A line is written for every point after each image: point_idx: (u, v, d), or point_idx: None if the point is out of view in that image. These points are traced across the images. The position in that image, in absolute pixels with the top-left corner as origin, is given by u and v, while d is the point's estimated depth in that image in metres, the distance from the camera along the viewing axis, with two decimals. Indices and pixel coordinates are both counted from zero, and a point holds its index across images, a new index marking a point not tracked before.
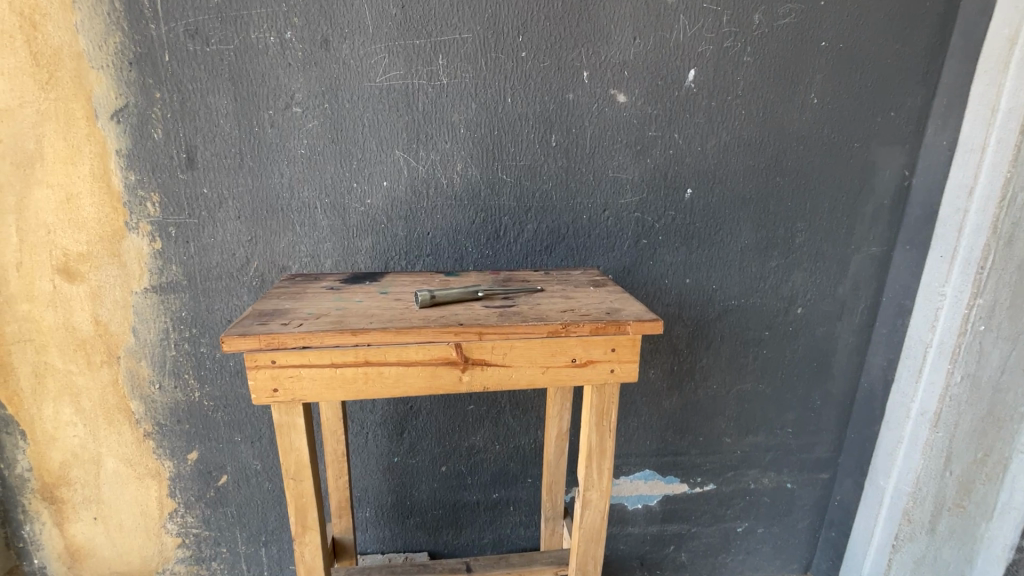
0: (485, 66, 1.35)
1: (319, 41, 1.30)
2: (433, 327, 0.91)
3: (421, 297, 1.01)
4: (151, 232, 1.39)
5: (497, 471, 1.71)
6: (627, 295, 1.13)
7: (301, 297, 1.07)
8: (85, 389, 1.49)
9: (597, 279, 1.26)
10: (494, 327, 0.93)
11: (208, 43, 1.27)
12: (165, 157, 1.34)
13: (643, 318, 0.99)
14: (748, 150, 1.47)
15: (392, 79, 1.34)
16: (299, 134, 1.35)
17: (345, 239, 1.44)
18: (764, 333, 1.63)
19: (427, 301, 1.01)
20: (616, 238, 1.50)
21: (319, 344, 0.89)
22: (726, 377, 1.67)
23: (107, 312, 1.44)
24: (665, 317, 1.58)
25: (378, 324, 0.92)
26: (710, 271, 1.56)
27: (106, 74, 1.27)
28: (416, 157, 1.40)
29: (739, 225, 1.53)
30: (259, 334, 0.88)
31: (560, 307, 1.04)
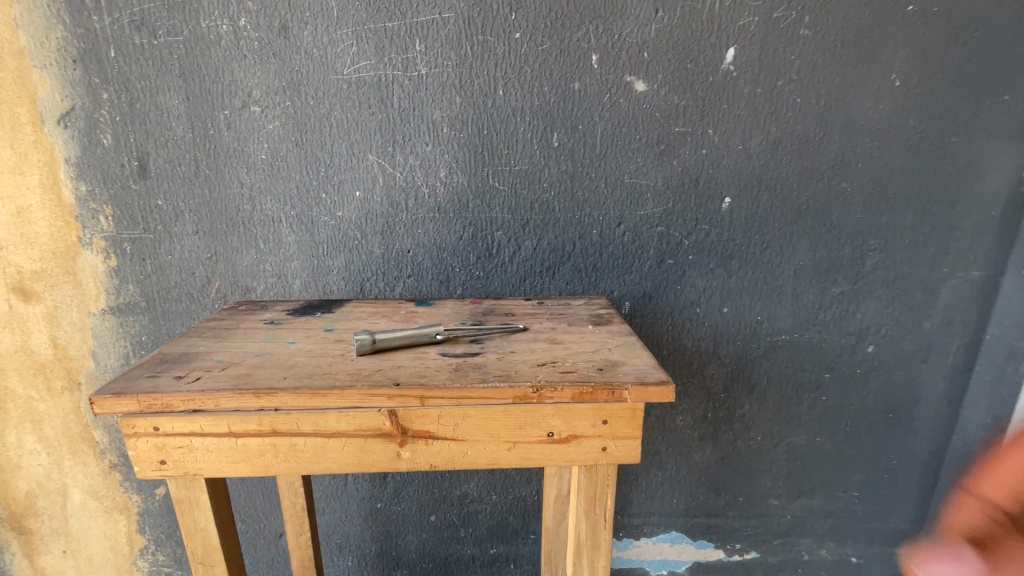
0: (471, 52, 1.12)
1: (277, 28, 1.11)
2: (359, 389, 0.69)
3: (359, 342, 0.79)
4: (105, 249, 1.25)
5: (494, 524, 1.48)
6: (633, 340, 0.87)
7: (226, 334, 0.88)
8: (47, 417, 1.37)
9: (601, 312, 1.00)
10: (440, 391, 0.70)
11: (155, 34, 1.12)
12: (115, 165, 1.19)
13: (647, 381, 0.72)
14: (805, 149, 1.16)
15: (362, 70, 1.13)
16: (259, 138, 1.17)
17: (315, 258, 1.25)
18: (824, 375, 1.31)
19: (368, 348, 0.80)
20: (634, 258, 1.23)
21: (213, 408, 0.69)
22: (774, 427, 1.36)
23: (65, 335, 1.31)
24: (696, 354, 1.30)
25: (293, 381, 0.71)
26: (753, 298, 1.26)
27: (50, 73, 1.14)
28: (392, 162, 1.19)
29: (792, 242, 1.22)
30: (138, 394, 0.68)
31: (539, 358, 0.79)
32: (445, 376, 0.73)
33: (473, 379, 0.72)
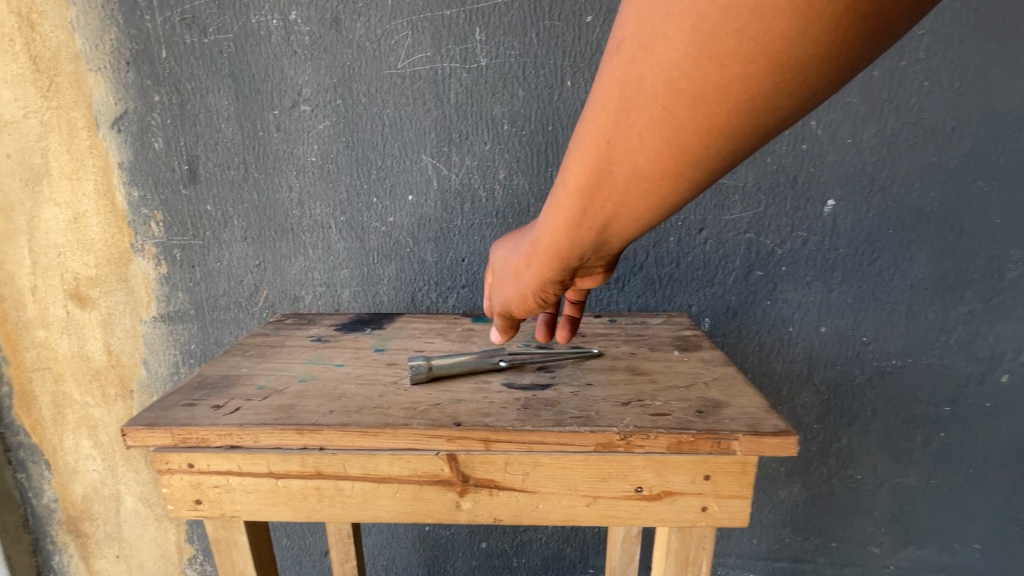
0: (536, 39, 1.01)
1: (329, 21, 1.03)
2: (415, 429, 0.59)
3: (414, 371, 0.69)
4: (156, 255, 1.21)
5: (550, 555, 1.36)
6: (732, 372, 0.73)
7: (270, 353, 0.80)
8: (102, 423, 1.36)
9: (687, 334, 0.86)
10: (508, 435, 0.59)
11: (206, 33, 1.06)
12: (166, 170, 1.15)
13: (762, 431, 0.58)
14: (931, 142, 0.98)
15: (417, 64, 1.04)
16: (309, 139, 1.10)
17: (364, 266, 1.17)
18: (944, 409, 1.11)
19: (424, 377, 0.70)
20: (717, 269, 1.08)
21: (251, 445, 0.61)
22: (878, 466, 1.17)
23: (118, 342, 1.29)
24: (786, 379, 1.13)
25: (340, 416, 0.62)
26: (858, 317, 1.08)
27: (104, 77, 1.10)
28: (448, 163, 1.09)
29: (909, 252, 1.03)
30: (171, 427, 0.61)
31: (623, 394, 0.67)
32: (513, 416, 0.61)
33: (547, 420, 0.60)
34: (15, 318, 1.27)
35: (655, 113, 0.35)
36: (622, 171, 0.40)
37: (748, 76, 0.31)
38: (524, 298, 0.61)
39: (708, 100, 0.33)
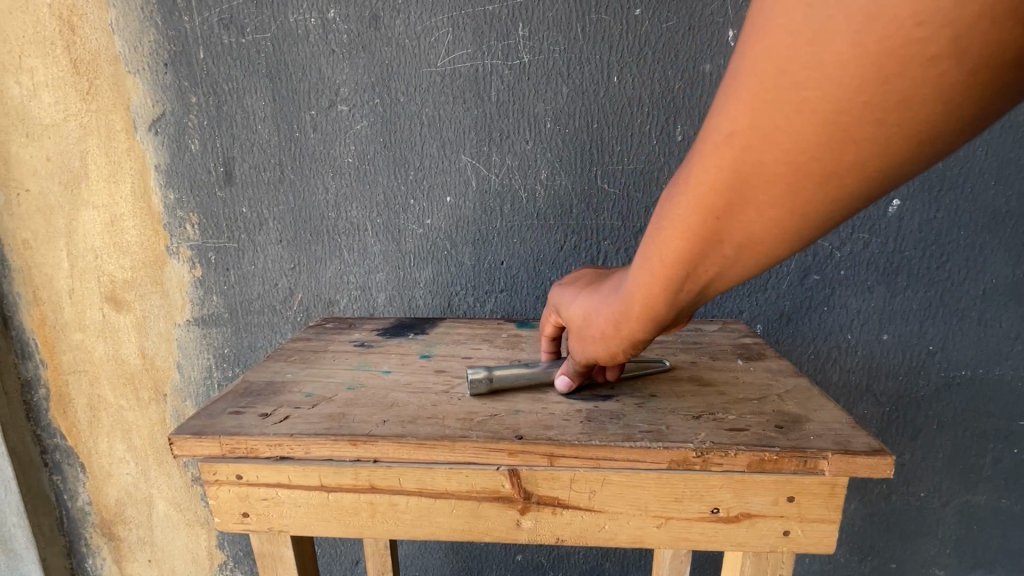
0: (582, 34, 0.97)
1: (368, 18, 1.01)
2: (475, 442, 0.55)
3: (475, 385, 0.64)
4: (191, 258, 1.20)
5: (588, 569, 1.31)
6: (807, 384, 0.68)
7: (312, 359, 0.77)
8: (135, 426, 1.35)
9: (748, 342, 0.81)
10: (573, 449, 0.55)
11: (243, 33, 1.05)
12: (202, 172, 1.14)
13: (854, 449, 0.53)
14: (1007, 137, 0.92)
15: (458, 61, 1.01)
16: (346, 139, 1.08)
17: (401, 269, 1.14)
18: (1016, 421, 1.05)
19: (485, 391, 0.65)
20: (770, 272, 1.03)
21: (302, 457, 0.57)
22: (943, 482, 1.10)
23: (153, 345, 1.28)
24: (844, 389, 1.07)
25: (395, 426, 0.58)
26: (923, 324, 1.02)
27: (142, 79, 1.10)
28: (488, 163, 1.05)
29: (981, 254, 0.97)
30: (219, 436, 0.58)
31: (692, 407, 0.62)
32: (577, 429, 0.57)
33: (616, 435, 0.56)
34: (52, 321, 1.27)
35: (779, 186, 0.38)
36: (735, 239, 0.43)
37: (883, 154, 0.34)
38: (609, 359, 0.61)
39: (839, 175, 0.36)
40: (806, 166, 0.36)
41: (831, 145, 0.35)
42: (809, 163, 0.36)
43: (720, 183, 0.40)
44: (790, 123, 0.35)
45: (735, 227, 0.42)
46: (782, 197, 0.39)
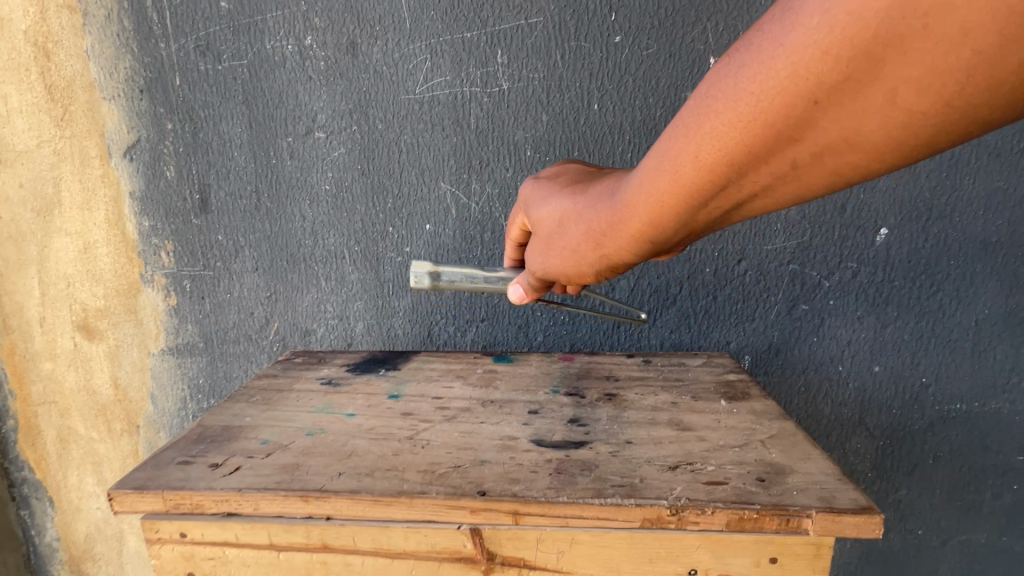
0: (562, 61, 0.96)
1: (345, 45, 0.99)
2: (433, 499, 0.53)
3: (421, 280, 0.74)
4: (166, 286, 1.16)
5: None
6: (792, 428, 0.64)
7: (275, 399, 0.74)
8: (106, 460, 1.29)
9: (732, 379, 0.77)
10: (540, 507, 0.52)
11: (220, 59, 1.02)
12: (177, 200, 1.11)
13: (839, 506, 0.50)
14: (995, 166, 0.90)
15: (436, 88, 0.99)
16: (324, 166, 1.06)
17: (379, 298, 1.11)
18: (1015, 457, 1.01)
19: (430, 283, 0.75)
20: (758, 302, 1.00)
21: (251, 513, 0.54)
22: (942, 519, 1.06)
23: (126, 375, 1.22)
24: (836, 422, 1.03)
25: (351, 480, 0.55)
26: (916, 355, 0.99)
27: (118, 105, 1.06)
28: (468, 191, 1.03)
29: (973, 284, 0.95)
30: (163, 491, 0.55)
31: (669, 457, 0.59)
32: (546, 483, 0.54)
33: (585, 490, 0.53)
34: (22, 350, 1.21)
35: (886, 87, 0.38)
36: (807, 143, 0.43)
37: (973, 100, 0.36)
38: (579, 271, 0.64)
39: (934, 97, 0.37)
40: (885, 105, 0.39)
41: (916, 98, 0.38)
42: (887, 103, 0.39)
43: (803, 77, 0.40)
44: (906, 53, 0.36)
45: (785, 141, 0.44)
46: (841, 129, 0.41)
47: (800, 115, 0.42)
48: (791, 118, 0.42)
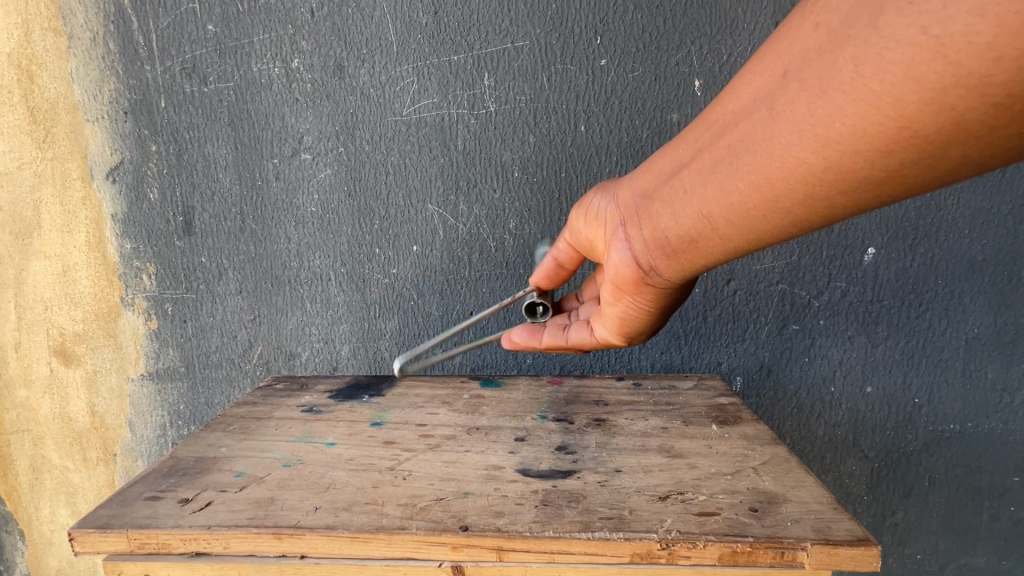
0: (548, 83, 0.96)
1: (332, 68, 0.99)
2: (414, 535, 0.50)
3: None
4: (147, 309, 1.12)
5: None
6: (785, 454, 0.63)
7: (254, 428, 0.71)
8: (81, 490, 1.23)
9: (723, 403, 0.76)
10: (525, 543, 0.50)
11: (206, 81, 1.01)
12: (160, 222, 1.07)
13: (834, 538, 0.49)
14: (977, 186, 0.91)
15: (423, 110, 0.99)
16: (309, 188, 1.04)
17: (365, 320, 1.09)
18: (1011, 478, 1.00)
19: None
20: (748, 322, 0.99)
21: (220, 552, 0.52)
22: (940, 543, 1.04)
23: (103, 402, 1.18)
24: (830, 444, 1.01)
25: (326, 515, 0.53)
26: (907, 375, 0.98)
27: (101, 127, 1.04)
28: (455, 213, 1.03)
29: (961, 303, 0.95)
30: (127, 530, 0.52)
31: (659, 486, 0.57)
32: (531, 517, 0.52)
33: (572, 523, 0.51)
34: None
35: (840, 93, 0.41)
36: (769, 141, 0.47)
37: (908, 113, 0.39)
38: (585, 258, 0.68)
39: (879, 107, 0.40)
40: (818, 105, 0.43)
41: (865, 109, 0.40)
42: (819, 105, 0.43)
43: (772, 65, 0.46)
44: (848, 50, 0.40)
45: (740, 128, 0.49)
46: (780, 122, 0.46)
47: (758, 101, 0.47)
48: (751, 103, 0.48)
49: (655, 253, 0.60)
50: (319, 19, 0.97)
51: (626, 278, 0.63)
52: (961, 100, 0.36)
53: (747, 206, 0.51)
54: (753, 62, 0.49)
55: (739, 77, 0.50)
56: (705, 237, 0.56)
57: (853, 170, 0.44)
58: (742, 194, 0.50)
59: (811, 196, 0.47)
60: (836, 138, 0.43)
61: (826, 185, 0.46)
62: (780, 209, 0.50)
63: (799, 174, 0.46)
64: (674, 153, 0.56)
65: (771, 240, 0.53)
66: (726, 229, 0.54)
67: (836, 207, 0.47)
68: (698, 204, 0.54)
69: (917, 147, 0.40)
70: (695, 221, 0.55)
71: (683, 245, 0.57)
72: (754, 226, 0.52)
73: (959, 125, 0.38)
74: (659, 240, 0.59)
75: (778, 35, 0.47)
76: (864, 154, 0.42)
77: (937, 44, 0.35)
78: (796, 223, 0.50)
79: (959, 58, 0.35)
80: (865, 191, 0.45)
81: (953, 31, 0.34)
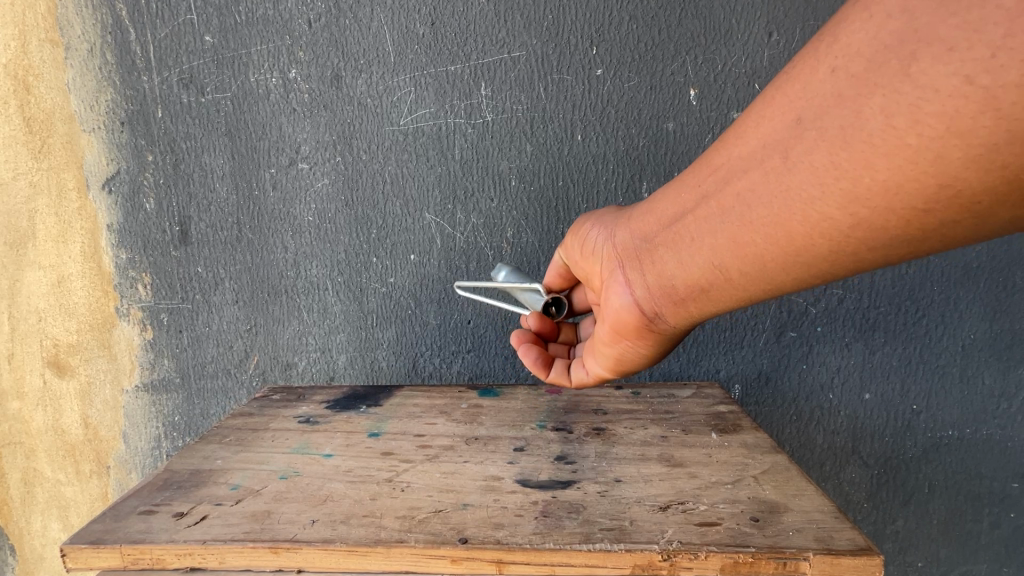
0: (544, 93, 0.97)
1: (330, 78, 0.99)
2: (412, 547, 0.50)
3: None
4: (142, 320, 1.11)
5: None
6: (785, 462, 0.62)
7: (250, 440, 0.70)
8: (74, 504, 1.21)
9: (723, 411, 0.75)
10: (525, 555, 0.49)
11: (203, 91, 1.01)
12: (156, 231, 1.07)
13: (837, 548, 0.48)
14: None
15: (420, 120, 0.99)
16: (307, 198, 1.04)
17: (363, 330, 1.09)
18: (1009, 484, 1.00)
19: None
20: (746, 330, 0.99)
21: (216, 566, 0.51)
22: (941, 551, 1.03)
23: (97, 414, 1.16)
24: (829, 452, 1.01)
25: (324, 528, 0.53)
26: (905, 382, 0.98)
27: (97, 138, 1.03)
28: (453, 221, 1.03)
29: (957, 309, 0.95)
30: (120, 546, 0.51)
31: (660, 496, 0.57)
32: (531, 528, 0.52)
33: (572, 535, 0.51)
34: None
35: (871, 146, 0.39)
36: (790, 192, 0.45)
37: (953, 170, 0.37)
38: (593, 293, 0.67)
39: (916, 164, 0.38)
40: (841, 157, 0.41)
41: (900, 165, 0.38)
42: (843, 157, 0.41)
43: (785, 111, 0.45)
44: (876, 99, 0.39)
45: (750, 176, 0.48)
46: (799, 171, 0.44)
47: (769, 149, 0.46)
48: (762, 150, 0.46)
49: (662, 300, 0.58)
50: (317, 30, 0.97)
51: (628, 326, 0.62)
52: (1015, 157, 0.34)
53: (763, 259, 0.49)
54: (761, 106, 0.48)
55: (746, 119, 0.48)
56: (717, 287, 0.54)
57: (886, 226, 0.42)
58: (759, 246, 0.49)
59: (836, 252, 0.45)
60: (865, 193, 0.41)
61: (853, 241, 0.44)
62: (800, 263, 0.48)
63: (823, 230, 0.44)
64: (678, 196, 0.55)
65: (789, 290, 0.52)
66: (739, 280, 0.52)
67: (863, 261, 0.46)
68: (709, 255, 0.52)
69: (962, 205, 0.38)
70: (705, 272, 0.53)
71: (692, 294, 0.56)
72: (771, 278, 0.50)
73: (1012, 182, 0.36)
74: (665, 287, 0.57)
75: (788, 77, 0.45)
76: (898, 212, 0.40)
77: (986, 96, 0.34)
78: (818, 275, 0.48)
79: (1015, 112, 0.33)
80: (899, 247, 0.43)
81: (1005, 83, 0.33)
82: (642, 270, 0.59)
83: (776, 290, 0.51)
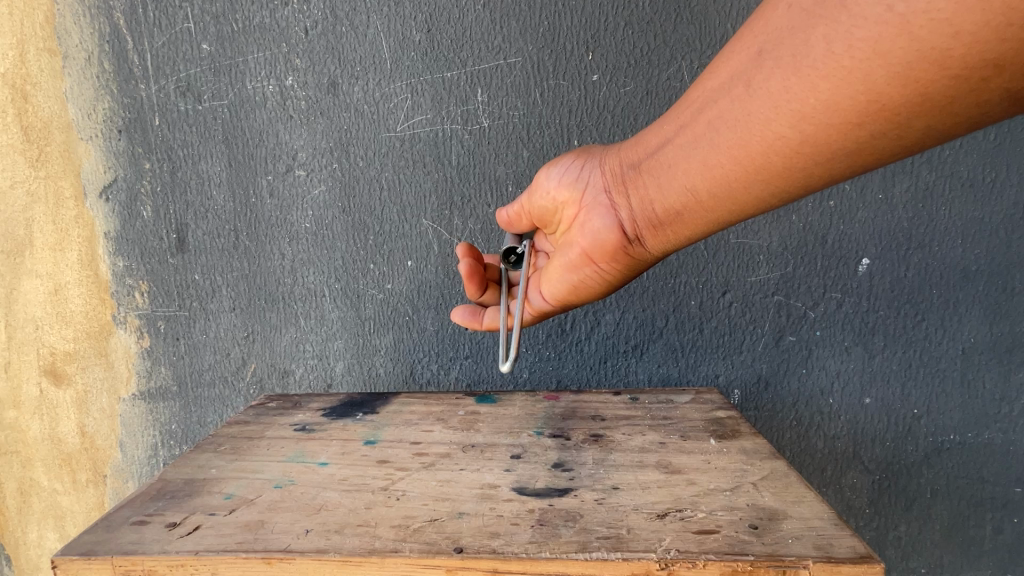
0: (541, 98, 0.97)
1: (326, 84, 0.99)
2: (406, 557, 0.49)
3: None
4: (138, 328, 1.11)
5: None
6: (784, 468, 0.62)
7: (245, 448, 0.70)
8: (70, 514, 1.20)
9: (721, 416, 0.75)
10: (521, 564, 0.49)
11: (200, 99, 1.01)
12: (153, 239, 1.07)
13: (837, 556, 0.48)
14: (968, 196, 0.92)
15: (417, 126, 1.00)
16: (304, 205, 1.04)
17: (360, 336, 1.08)
18: (1012, 488, 0.99)
19: None
20: (744, 334, 0.98)
21: None
22: (944, 557, 1.02)
23: (94, 423, 1.16)
24: (830, 456, 1.00)
25: (318, 538, 0.52)
26: (906, 386, 0.97)
27: (94, 146, 1.04)
28: (450, 227, 1.02)
29: (957, 312, 0.95)
30: (111, 557, 0.51)
31: (657, 503, 0.56)
32: (527, 537, 0.51)
33: (569, 544, 0.50)
34: None
35: (817, 70, 0.43)
36: (752, 115, 0.48)
37: (878, 82, 0.40)
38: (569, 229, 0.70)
39: (850, 83, 0.41)
40: (793, 82, 0.44)
41: (839, 83, 0.42)
42: (794, 82, 0.44)
43: (748, 44, 0.48)
44: (819, 29, 0.42)
45: (718, 104, 0.50)
46: (757, 98, 0.47)
47: (735, 79, 0.49)
48: (729, 80, 0.49)
49: (641, 227, 0.62)
50: (314, 37, 0.98)
51: (606, 250, 0.65)
52: (924, 73, 0.38)
53: (730, 179, 0.52)
54: (732, 41, 0.50)
55: (719, 54, 0.51)
56: (686, 212, 0.57)
57: (827, 140, 0.45)
58: (722, 168, 0.52)
59: (790, 168, 0.48)
60: (811, 112, 0.44)
61: (804, 157, 0.47)
62: (759, 181, 0.51)
63: (776, 148, 0.47)
64: (661, 128, 0.57)
65: (746, 211, 0.55)
66: (708, 202, 0.55)
67: (811, 180, 0.49)
68: (679, 181, 0.56)
69: (887, 118, 0.42)
70: (678, 195, 0.56)
71: (667, 220, 0.59)
72: (734, 197, 0.53)
73: (923, 95, 0.39)
74: (643, 214, 0.60)
75: (755, 14, 0.48)
76: (838, 127, 0.44)
77: (901, 22, 0.37)
78: (774, 194, 0.52)
79: (923, 34, 0.37)
80: (842, 162, 0.46)
81: (916, 9, 0.37)
82: (621, 202, 0.62)
83: (738, 211, 0.55)
